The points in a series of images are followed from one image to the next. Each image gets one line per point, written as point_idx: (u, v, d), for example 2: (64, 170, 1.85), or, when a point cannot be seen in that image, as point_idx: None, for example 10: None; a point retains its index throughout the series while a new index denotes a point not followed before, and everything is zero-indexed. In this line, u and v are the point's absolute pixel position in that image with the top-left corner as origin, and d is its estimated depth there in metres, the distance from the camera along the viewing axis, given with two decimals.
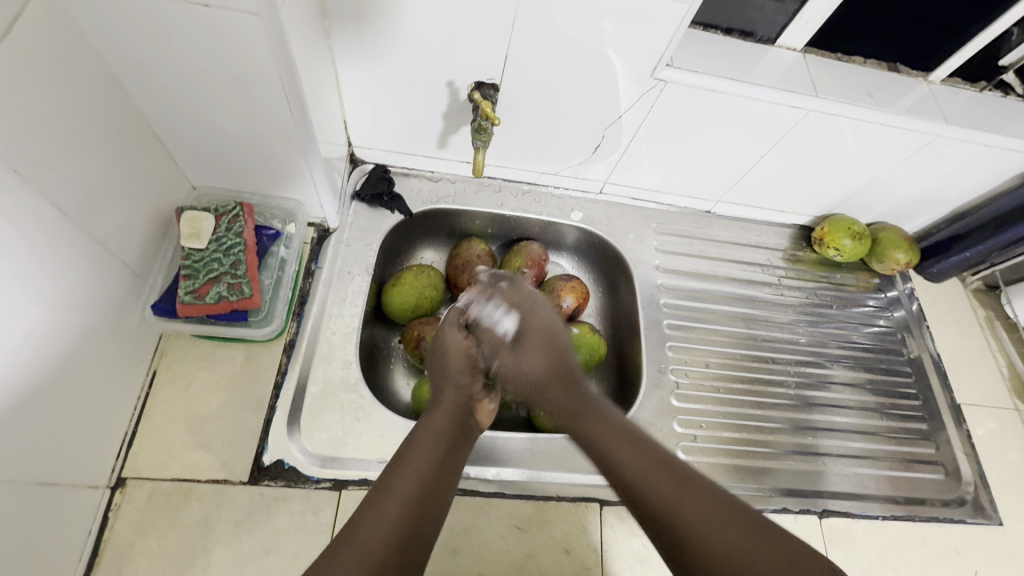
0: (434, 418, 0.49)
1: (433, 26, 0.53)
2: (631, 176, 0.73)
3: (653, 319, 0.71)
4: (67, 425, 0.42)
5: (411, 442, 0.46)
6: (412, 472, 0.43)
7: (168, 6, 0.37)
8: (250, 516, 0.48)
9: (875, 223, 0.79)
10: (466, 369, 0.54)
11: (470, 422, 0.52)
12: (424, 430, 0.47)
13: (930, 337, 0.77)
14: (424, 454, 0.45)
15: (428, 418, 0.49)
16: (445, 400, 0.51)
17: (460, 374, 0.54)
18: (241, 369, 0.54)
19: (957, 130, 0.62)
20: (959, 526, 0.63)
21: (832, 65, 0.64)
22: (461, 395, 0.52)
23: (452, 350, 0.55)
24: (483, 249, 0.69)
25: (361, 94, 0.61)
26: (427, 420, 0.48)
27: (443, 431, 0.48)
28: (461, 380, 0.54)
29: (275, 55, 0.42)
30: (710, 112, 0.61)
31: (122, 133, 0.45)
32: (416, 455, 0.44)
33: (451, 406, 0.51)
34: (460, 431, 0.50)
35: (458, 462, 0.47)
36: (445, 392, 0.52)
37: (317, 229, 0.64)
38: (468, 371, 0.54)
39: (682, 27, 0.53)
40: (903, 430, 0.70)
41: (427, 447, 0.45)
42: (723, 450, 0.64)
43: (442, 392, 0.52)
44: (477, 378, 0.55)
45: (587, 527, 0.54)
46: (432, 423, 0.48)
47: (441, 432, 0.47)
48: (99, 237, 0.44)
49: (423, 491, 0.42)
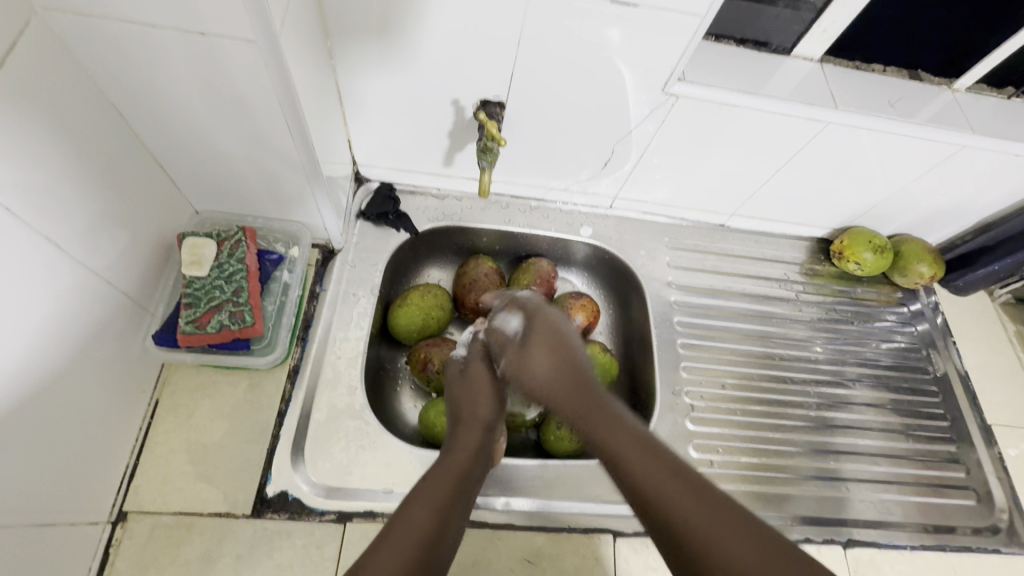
0: (456, 457, 0.46)
1: (436, 44, 0.52)
2: (642, 190, 0.71)
3: (666, 338, 0.69)
4: (64, 462, 0.41)
5: (429, 477, 0.43)
6: (428, 508, 0.40)
7: (164, 33, 0.37)
8: (252, 550, 0.47)
9: (897, 235, 0.76)
10: (494, 403, 0.54)
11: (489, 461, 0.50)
12: (446, 465, 0.45)
13: (956, 353, 0.74)
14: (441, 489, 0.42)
15: (450, 457, 0.46)
16: (470, 440, 0.49)
17: (490, 413, 0.53)
18: (244, 398, 0.53)
19: (985, 140, 0.59)
20: (993, 556, 0.60)
21: (851, 75, 0.61)
22: (485, 434, 0.51)
23: (481, 386, 0.55)
24: (491, 268, 0.67)
25: (365, 113, 0.60)
26: (450, 457, 0.46)
27: (466, 469, 0.46)
28: (488, 418, 0.52)
29: (274, 80, 0.41)
30: (724, 126, 0.59)
31: (121, 161, 0.45)
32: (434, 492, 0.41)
33: (474, 445, 0.49)
34: (481, 472, 0.47)
35: (472, 504, 0.45)
36: (469, 431, 0.50)
37: (321, 250, 0.63)
38: (495, 405, 0.54)
39: (696, 39, 0.51)
40: (929, 453, 0.67)
41: (447, 483, 0.43)
42: (740, 476, 0.62)
43: (466, 429, 0.50)
44: (500, 416, 0.54)
45: (601, 561, 0.52)
46: (453, 462, 0.46)
47: (465, 470, 0.45)
48: (96, 268, 0.43)
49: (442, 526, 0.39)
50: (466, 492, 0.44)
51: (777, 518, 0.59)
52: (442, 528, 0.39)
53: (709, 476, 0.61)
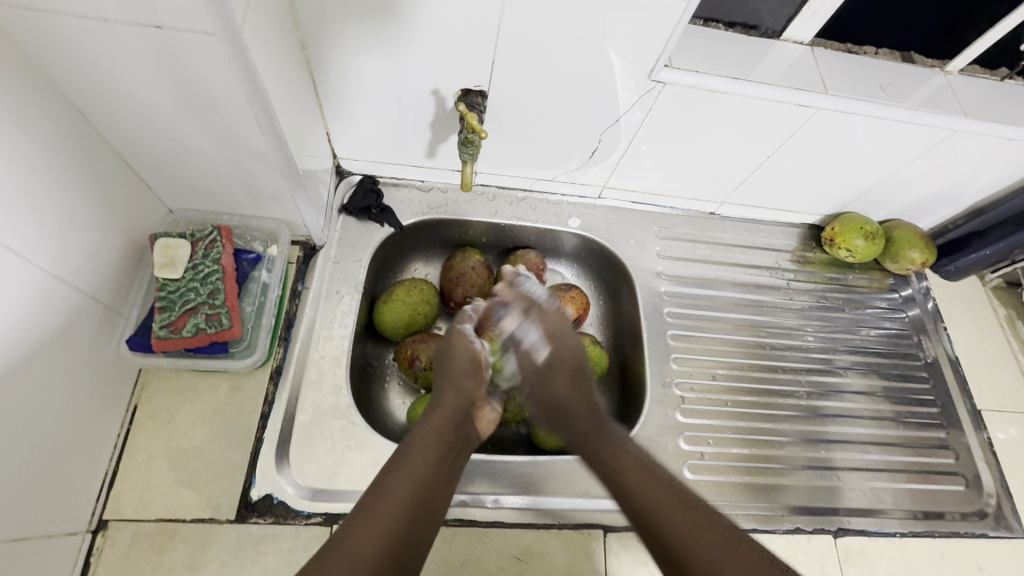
0: (431, 422, 0.48)
1: (414, 33, 0.50)
2: (630, 179, 0.70)
3: (657, 330, 0.69)
4: (37, 473, 0.40)
5: (409, 444, 0.45)
6: (408, 480, 0.41)
7: (118, 28, 0.35)
8: (238, 556, 0.46)
9: (888, 221, 0.75)
10: (470, 374, 0.53)
11: (467, 428, 0.51)
12: (420, 432, 0.46)
13: (946, 338, 0.74)
14: (419, 460, 0.43)
15: (424, 421, 0.48)
16: (444, 405, 0.50)
17: (467, 379, 0.53)
18: (226, 400, 0.52)
19: (977, 124, 0.58)
20: (981, 541, 0.61)
21: (843, 59, 0.60)
22: (463, 399, 0.51)
23: (458, 351, 0.54)
24: (478, 261, 0.66)
25: (345, 106, 0.58)
26: (423, 426, 0.47)
27: (440, 435, 0.47)
28: (465, 385, 0.52)
29: (241, 74, 0.39)
30: (714, 113, 0.58)
31: (84, 161, 0.43)
32: (413, 461, 0.43)
33: (448, 411, 0.50)
34: (456, 437, 0.48)
35: (454, 466, 0.46)
36: (445, 397, 0.51)
37: (303, 246, 0.62)
38: (472, 376, 0.53)
39: (682, 25, 0.49)
40: (920, 440, 0.67)
41: (424, 452, 0.44)
42: (731, 467, 0.61)
43: (442, 395, 0.51)
44: (481, 383, 0.53)
45: (591, 557, 0.52)
46: (428, 427, 0.47)
47: (438, 437, 0.46)
48: (62, 274, 0.42)
49: (419, 499, 0.41)
50: (442, 458, 0.45)
51: (769, 509, 0.59)
52: (420, 496, 0.41)
53: (700, 468, 0.61)
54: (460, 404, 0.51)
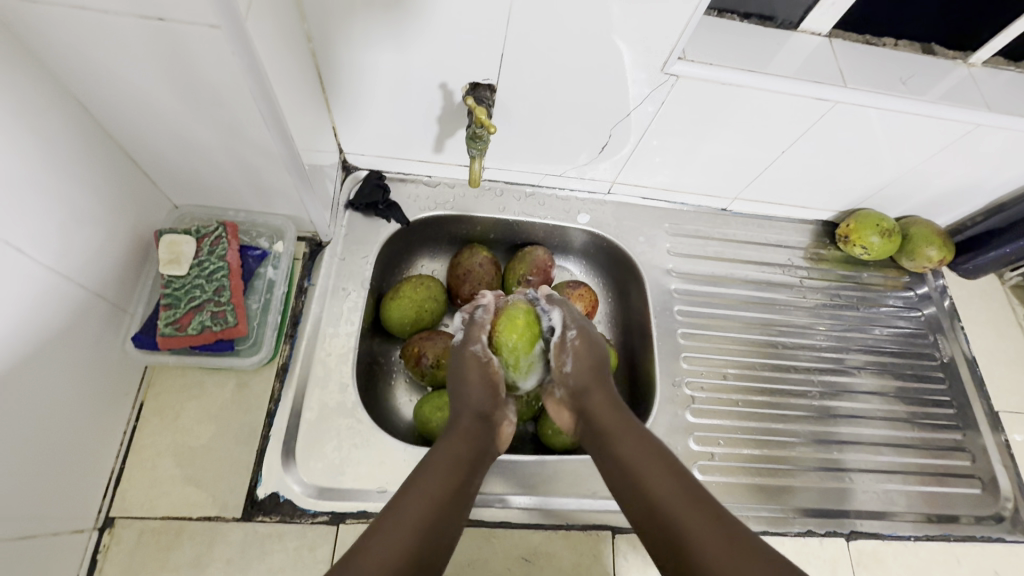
0: (451, 444, 0.46)
1: (419, 26, 0.49)
2: (641, 174, 0.68)
3: (666, 328, 0.67)
4: (44, 471, 0.40)
5: (426, 466, 0.43)
6: (422, 503, 0.40)
7: (118, 20, 0.34)
8: (244, 553, 0.46)
9: (905, 217, 0.73)
10: (487, 394, 0.50)
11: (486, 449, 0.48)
12: (436, 455, 0.44)
13: (964, 338, 0.72)
14: (436, 483, 0.42)
15: (443, 442, 0.46)
16: (462, 426, 0.47)
17: (483, 399, 0.50)
18: (232, 398, 0.52)
19: (1000, 118, 0.56)
20: (997, 545, 0.60)
21: (862, 50, 0.58)
22: (481, 419, 0.49)
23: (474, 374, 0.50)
24: (486, 258, 0.65)
25: (351, 99, 0.57)
26: (442, 447, 0.45)
27: (457, 456, 0.45)
28: (483, 406, 0.49)
29: (245, 68, 0.38)
30: (728, 107, 0.57)
31: (87, 156, 0.42)
32: (428, 483, 0.41)
33: (468, 433, 0.47)
34: (474, 458, 0.46)
35: (473, 489, 0.44)
36: (463, 419, 0.48)
37: (309, 242, 0.61)
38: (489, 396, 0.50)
39: (696, 15, 0.48)
40: (935, 441, 0.66)
41: (442, 474, 0.43)
42: (742, 468, 0.61)
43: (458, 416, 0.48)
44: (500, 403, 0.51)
45: (599, 557, 0.51)
46: (449, 447, 0.45)
47: (455, 459, 0.44)
48: (66, 271, 0.41)
49: (433, 523, 0.39)
50: (461, 481, 0.43)
51: (780, 511, 0.58)
52: (436, 519, 0.39)
53: (710, 469, 0.60)
54: (479, 425, 0.48)
